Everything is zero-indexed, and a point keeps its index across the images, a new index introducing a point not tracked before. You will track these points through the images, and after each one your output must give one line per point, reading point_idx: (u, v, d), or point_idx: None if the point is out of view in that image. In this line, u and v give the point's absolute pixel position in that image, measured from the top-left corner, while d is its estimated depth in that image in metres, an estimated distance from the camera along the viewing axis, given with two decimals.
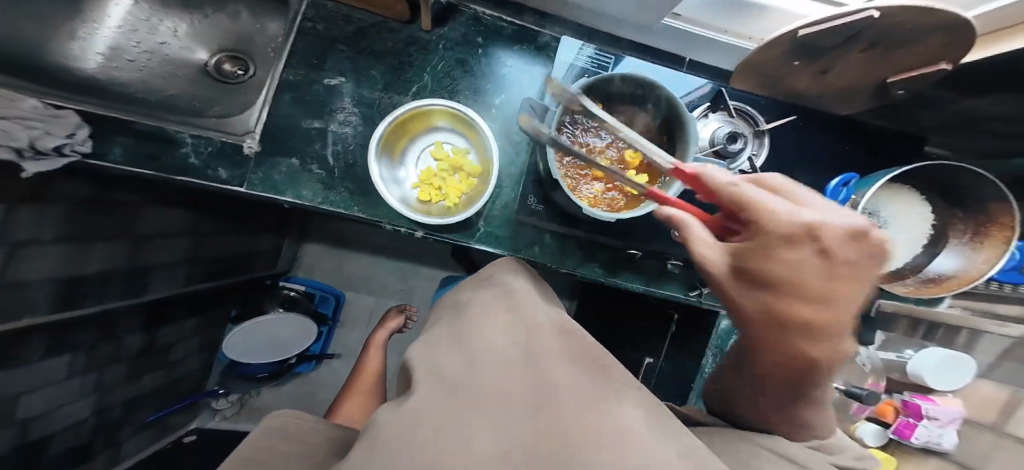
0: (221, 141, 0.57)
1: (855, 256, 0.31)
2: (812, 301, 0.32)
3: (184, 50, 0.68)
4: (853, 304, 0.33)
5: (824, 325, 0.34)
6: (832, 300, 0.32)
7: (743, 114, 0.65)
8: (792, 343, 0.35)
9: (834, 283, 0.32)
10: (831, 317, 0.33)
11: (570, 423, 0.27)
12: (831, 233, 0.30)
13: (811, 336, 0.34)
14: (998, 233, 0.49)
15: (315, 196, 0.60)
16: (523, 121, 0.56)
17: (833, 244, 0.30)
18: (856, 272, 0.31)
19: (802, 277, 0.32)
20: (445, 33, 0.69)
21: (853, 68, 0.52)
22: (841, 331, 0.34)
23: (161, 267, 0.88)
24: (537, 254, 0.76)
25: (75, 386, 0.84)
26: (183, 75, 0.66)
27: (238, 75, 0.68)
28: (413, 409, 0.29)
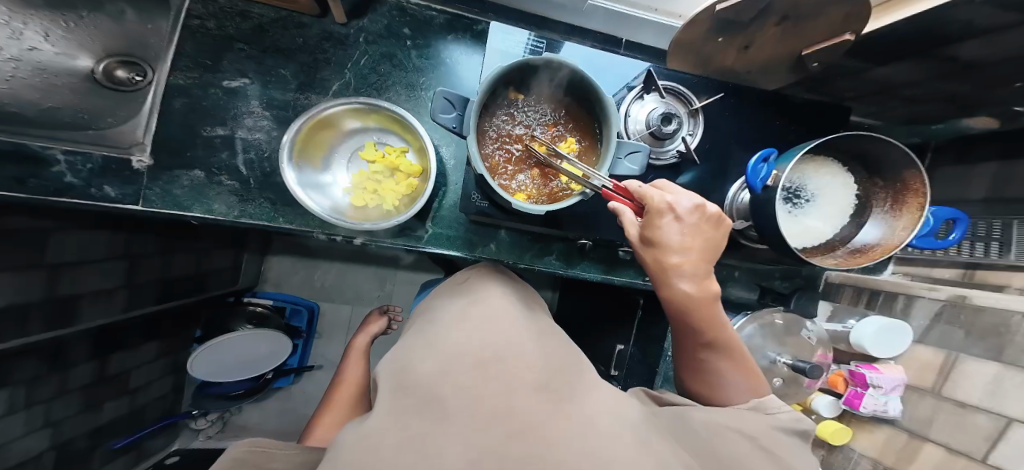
0: (102, 157, 0.52)
1: (694, 220, 0.44)
2: (680, 254, 0.44)
3: (60, 56, 0.62)
4: (704, 253, 0.45)
5: (691, 273, 0.44)
6: (691, 252, 0.44)
7: (676, 94, 0.63)
8: (683, 294, 0.45)
9: (692, 240, 0.44)
10: (693, 265, 0.44)
11: (540, 427, 0.27)
12: (680, 204, 0.44)
13: (687, 284, 0.44)
14: (913, 200, 0.49)
15: (230, 209, 0.56)
16: (438, 113, 0.49)
17: (680, 210, 0.44)
18: (702, 231, 0.45)
19: (670, 237, 0.44)
20: (364, 26, 0.64)
21: (771, 41, 0.51)
22: (704, 277, 0.45)
23: (91, 294, 0.82)
24: (492, 252, 0.74)
25: (21, 423, 0.79)
26: (65, 85, 0.61)
27: (134, 82, 0.63)
28: (374, 432, 0.28)
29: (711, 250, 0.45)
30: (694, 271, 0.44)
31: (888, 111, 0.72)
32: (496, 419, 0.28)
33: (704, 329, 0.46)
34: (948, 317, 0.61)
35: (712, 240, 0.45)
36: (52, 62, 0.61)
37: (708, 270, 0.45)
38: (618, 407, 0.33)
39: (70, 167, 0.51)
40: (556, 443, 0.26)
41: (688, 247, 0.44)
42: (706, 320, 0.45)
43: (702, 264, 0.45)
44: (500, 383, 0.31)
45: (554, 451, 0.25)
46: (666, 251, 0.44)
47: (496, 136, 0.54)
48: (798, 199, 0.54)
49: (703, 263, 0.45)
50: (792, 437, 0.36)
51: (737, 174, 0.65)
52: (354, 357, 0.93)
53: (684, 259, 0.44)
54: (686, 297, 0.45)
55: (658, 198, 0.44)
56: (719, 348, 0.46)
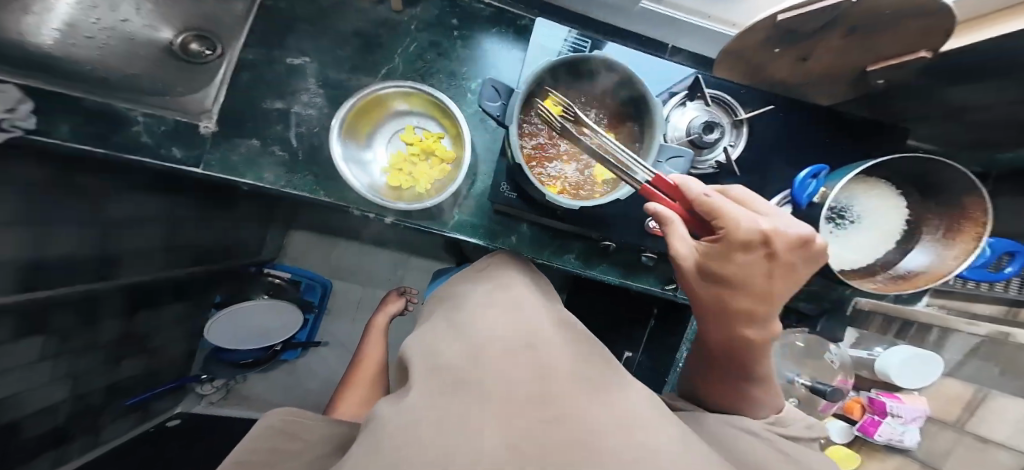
0: (174, 120, 0.56)
1: (784, 259, 0.35)
2: (753, 294, 0.37)
3: (146, 29, 0.62)
4: (780, 292, 0.38)
5: (760, 314, 0.38)
6: (768, 292, 0.37)
7: (721, 102, 0.63)
8: (736, 328, 0.40)
9: (773, 279, 0.36)
10: (766, 307, 0.38)
11: (578, 415, 0.27)
12: (778, 240, 0.34)
13: (751, 323, 0.39)
14: (969, 229, 0.49)
15: (278, 179, 0.58)
16: (485, 101, 0.50)
17: (775, 249, 0.34)
18: (790, 270, 0.36)
19: (749, 274, 0.36)
20: (417, 14, 0.66)
21: (831, 55, 0.51)
22: (771, 317, 0.39)
23: (133, 251, 0.86)
24: (513, 243, 0.73)
25: (47, 371, 0.82)
26: (146, 56, 0.62)
27: (206, 56, 0.64)
28: (410, 407, 0.28)
29: (790, 291, 0.38)
30: (765, 313, 0.38)
31: (942, 134, 0.69)
32: (534, 404, 0.28)
33: (750, 363, 0.43)
34: (986, 353, 0.60)
35: (796, 279, 0.37)
36: (140, 34, 0.62)
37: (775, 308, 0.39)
38: (647, 399, 0.34)
39: (147, 127, 0.55)
40: (598, 431, 0.26)
41: (763, 285, 0.36)
42: (756, 356, 0.42)
43: (774, 305, 0.38)
44: (532, 373, 0.32)
45: (594, 437, 0.25)
46: (733, 289, 0.37)
47: (538, 130, 0.56)
48: (842, 219, 0.54)
49: (777, 302, 0.38)
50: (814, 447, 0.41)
51: (777, 188, 0.64)
52: (376, 336, 0.96)
53: (749, 294, 0.37)
54: (741, 334, 0.40)
55: (749, 226, 0.34)
56: (761, 376, 0.44)
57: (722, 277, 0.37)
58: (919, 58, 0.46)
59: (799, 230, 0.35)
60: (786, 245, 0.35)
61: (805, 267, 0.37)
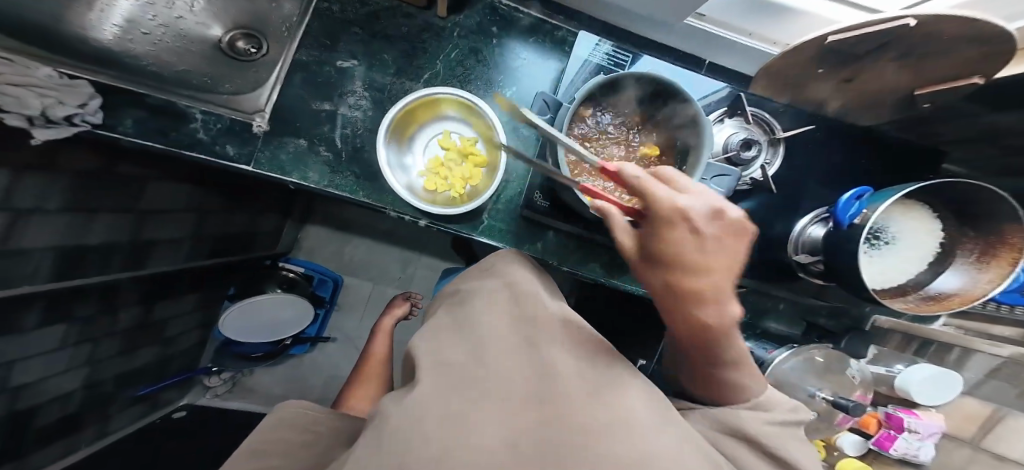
0: (230, 118, 0.57)
1: (714, 230, 0.33)
2: (691, 275, 0.33)
3: (199, 26, 0.65)
4: (720, 271, 0.34)
5: (709, 295, 0.34)
6: (708, 271, 0.33)
7: (759, 119, 0.64)
8: (690, 317, 0.35)
9: (708, 257, 0.33)
10: (715, 285, 0.33)
11: (568, 413, 0.28)
12: (697, 213, 0.33)
13: (705, 308, 0.34)
14: (1005, 255, 0.51)
15: (321, 179, 0.59)
16: (535, 114, 0.51)
17: (694, 219, 0.32)
18: (722, 244, 0.33)
19: (676, 251, 0.33)
20: (462, 21, 0.67)
21: (878, 77, 0.53)
22: (725, 297, 0.34)
23: (165, 242, 0.87)
24: (539, 250, 0.73)
25: (66, 358, 0.82)
26: (197, 51, 0.64)
27: (250, 53, 0.65)
28: (420, 403, 0.28)
29: (734, 267, 0.34)
30: (715, 295, 0.34)
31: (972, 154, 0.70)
32: (535, 407, 0.29)
33: (717, 352, 0.38)
34: (1006, 375, 0.61)
35: (736, 258, 0.34)
36: (192, 31, 0.65)
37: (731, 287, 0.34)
38: (644, 393, 0.34)
39: (204, 124, 0.56)
40: (592, 430, 0.27)
41: (707, 265, 0.33)
42: (719, 343, 0.37)
43: (723, 285, 0.34)
44: (530, 373, 0.32)
45: (587, 439, 0.26)
46: (673, 270, 0.34)
47: (584, 144, 0.57)
48: (878, 240, 0.56)
49: (724, 281, 0.34)
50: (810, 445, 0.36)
51: (809, 206, 0.65)
52: (382, 336, 0.93)
53: (692, 273, 0.33)
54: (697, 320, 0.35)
55: (667, 201, 0.33)
56: (734, 363, 0.39)
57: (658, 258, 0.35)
58: (972, 84, 0.47)
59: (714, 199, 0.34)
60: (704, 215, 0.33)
61: (740, 242, 0.34)
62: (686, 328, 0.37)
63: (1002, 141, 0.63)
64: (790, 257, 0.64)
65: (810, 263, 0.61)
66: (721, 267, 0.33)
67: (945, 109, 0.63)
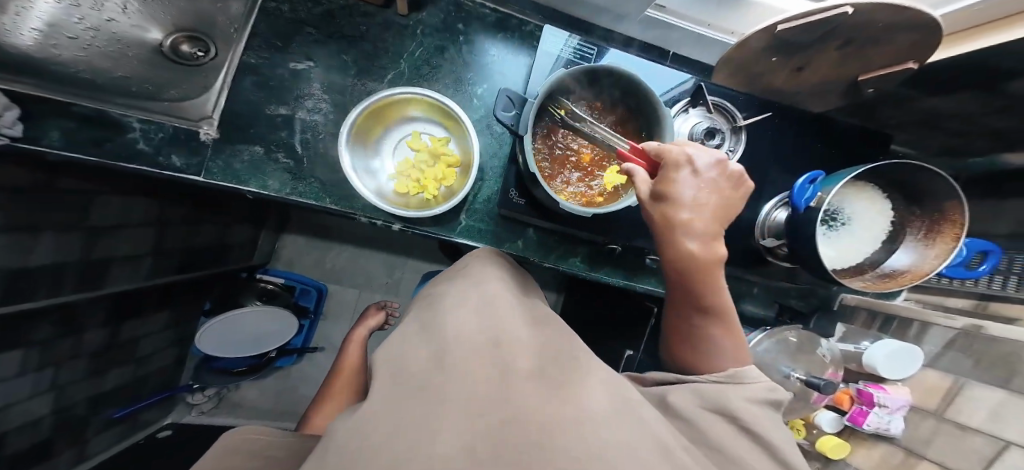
0: (174, 127, 0.55)
1: (713, 178, 0.41)
2: (692, 209, 0.40)
3: (135, 29, 0.62)
4: (710, 208, 0.40)
5: (700, 231, 0.40)
6: (703, 207, 0.40)
7: (721, 109, 0.65)
8: (691, 250, 0.40)
9: (701, 193, 0.40)
10: (705, 223, 0.40)
11: (526, 413, 0.28)
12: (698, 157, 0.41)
13: (693, 242, 0.40)
14: (948, 231, 0.53)
15: (283, 187, 0.58)
16: (499, 111, 0.50)
17: (700, 166, 0.40)
18: (720, 185, 0.41)
19: (682, 188, 0.40)
20: (424, 19, 0.66)
21: (826, 64, 0.54)
22: (714, 237, 0.41)
23: (121, 259, 0.83)
24: (519, 248, 0.72)
25: (29, 385, 0.79)
26: (135, 57, 0.62)
27: (197, 57, 0.63)
28: (373, 418, 0.28)
29: (724, 209, 0.41)
30: (704, 230, 0.40)
31: (925, 132, 0.73)
32: (495, 404, 0.28)
33: (703, 297, 0.42)
34: (961, 346, 0.64)
35: (725, 202, 0.41)
36: (127, 34, 0.62)
37: (718, 228, 0.41)
38: (609, 387, 0.34)
39: (144, 134, 0.53)
40: (554, 426, 0.27)
41: (699, 201, 0.40)
42: (708, 284, 0.41)
43: (714, 226, 0.41)
44: (492, 371, 0.32)
45: (543, 437, 0.26)
46: (673, 203, 0.40)
47: (552, 137, 0.57)
48: (835, 221, 0.57)
49: (715, 222, 0.41)
50: (767, 408, 0.34)
51: (773, 191, 0.67)
52: (353, 347, 0.90)
53: (685, 207, 0.40)
54: (689, 257, 0.40)
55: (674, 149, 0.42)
56: (715, 316, 0.42)
57: (665, 193, 0.41)
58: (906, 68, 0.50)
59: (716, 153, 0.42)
60: (711, 164, 0.41)
61: (730, 191, 0.42)
62: (679, 268, 0.41)
63: (950, 120, 0.66)
64: (758, 241, 0.66)
65: (775, 247, 0.63)
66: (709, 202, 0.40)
67: (896, 93, 0.65)
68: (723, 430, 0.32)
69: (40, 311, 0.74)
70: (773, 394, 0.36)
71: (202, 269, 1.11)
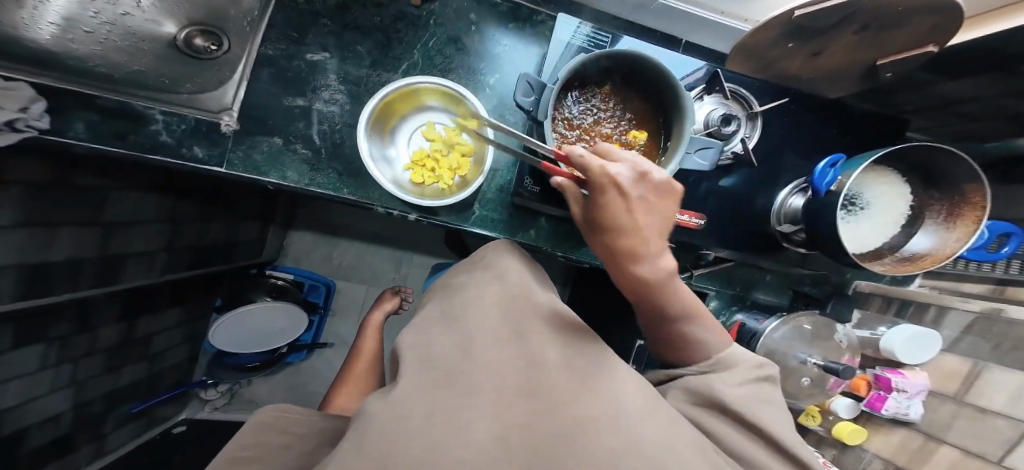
0: (195, 119, 0.55)
1: (639, 191, 0.38)
2: (625, 233, 0.38)
3: (149, 23, 0.62)
4: (648, 228, 0.39)
5: (644, 254, 0.39)
6: (638, 230, 0.38)
7: (737, 96, 0.64)
8: (627, 271, 0.41)
9: (634, 216, 0.38)
10: (646, 244, 0.39)
11: (561, 404, 0.29)
12: (623, 177, 0.36)
13: (642, 265, 0.40)
14: (969, 214, 0.53)
15: (302, 178, 0.58)
16: (518, 96, 0.50)
17: (627, 184, 0.36)
18: (645, 201, 0.38)
19: (609, 214, 0.38)
20: (436, 9, 0.65)
21: (842, 51, 0.54)
22: (656, 255, 0.40)
23: (135, 255, 0.84)
24: (531, 237, 0.73)
25: (49, 379, 0.80)
26: (150, 50, 0.62)
27: (211, 51, 0.63)
28: (403, 398, 0.28)
29: (659, 221, 0.39)
30: (646, 253, 0.39)
31: (941, 119, 0.72)
32: (522, 396, 0.29)
33: (656, 311, 0.43)
34: (980, 331, 0.63)
35: (658, 212, 0.39)
36: (142, 29, 0.61)
37: (655, 241, 0.39)
38: (632, 385, 0.34)
39: (167, 126, 0.54)
40: (585, 424, 0.28)
41: (637, 227, 0.38)
42: (664, 296, 0.42)
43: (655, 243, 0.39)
44: (521, 365, 0.33)
45: (574, 427, 0.27)
46: (615, 233, 0.39)
47: (569, 124, 0.56)
48: (854, 206, 0.57)
49: (650, 236, 0.39)
50: (750, 391, 0.38)
51: (788, 178, 0.67)
52: (370, 332, 0.89)
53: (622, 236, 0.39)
54: (640, 280, 0.41)
55: (599, 169, 0.36)
56: (683, 316, 0.43)
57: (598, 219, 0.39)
58: (927, 52, 0.49)
59: (639, 166, 0.37)
60: (631, 179, 0.37)
61: (662, 199, 0.39)
62: (634, 289, 0.42)
63: (965, 106, 0.66)
64: (773, 228, 0.66)
65: (792, 233, 0.63)
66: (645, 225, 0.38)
67: (914, 79, 0.65)
68: (721, 427, 0.35)
69: (58, 306, 0.75)
70: (758, 371, 0.41)
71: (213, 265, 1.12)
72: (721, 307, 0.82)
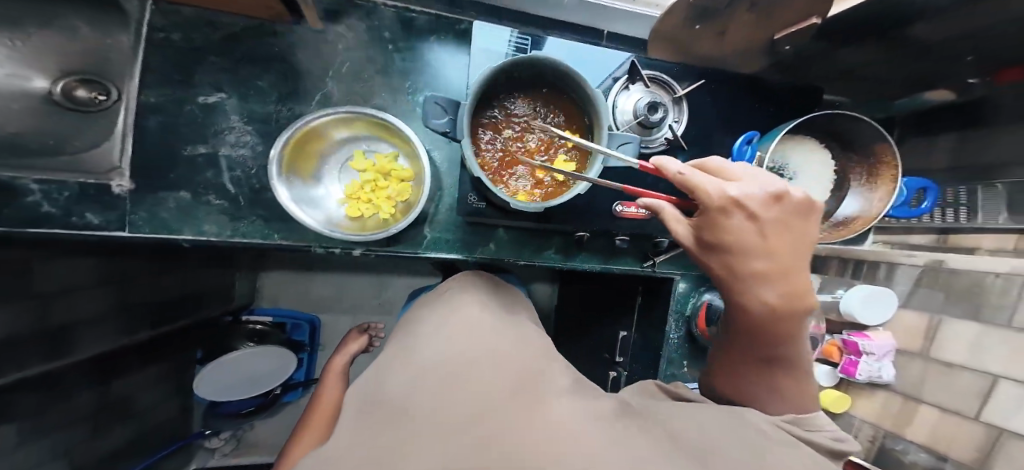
0: (79, 183, 0.52)
1: (775, 205, 0.36)
2: (756, 247, 0.37)
3: (12, 78, 0.58)
4: (779, 249, 0.37)
5: (768, 273, 0.37)
6: (768, 247, 0.37)
7: (659, 82, 0.63)
8: (792, 290, 0.38)
9: (766, 232, 0.36)
10: (770, 266, 0.37)
11: (507, 431, 0.26)
12: (755, 194, 0.36)
13: (761, 284, 0.38)
14: (886, 172, 0.53)
15: (222, 229, 0.57)
16: (429, 121, 0.43)
17: (756, 198, 0.36)
18: (784, 219, 0.37)
19: (740, 229, 0.36)
20: (342, 32, 0.60)
21: (742, 27, 0.55)
22: (782, 277, 0.38)
23: (84, 323, 0.81)
24: (492, 251, 0.71)
25: (31, 453, 0.77)
26: (21, 110, 0.58)
27: (98, 101, 0.62)
28: (332, 456, 0.26)
29: (794, 245, 0.37)
30: (773, 271, 0.37)
31: (855, 89, 0.73)
32: (465, 425, 0.26)
33: (769, 336, 0.42)
34: (928, 283, 0.63)
35: (795, 232, 0.37)
36: (5, 84, 0.57)
37: (783, 265, 0.37)
38: (577, 405, 0.31)
39: (46, 196, 0.50)
40: (525, 445, 0.24)
41: (767, 243, 0.36)
42: (783, 325, 0.40)
43: (792, 264, 0.37)
44: (473, 391, 0.31)
45: (520, 450, 0.24)
46: (733, 245, 0.37)
47: (492, 136, 0.50)
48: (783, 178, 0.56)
49: (785, 257, 0.37)
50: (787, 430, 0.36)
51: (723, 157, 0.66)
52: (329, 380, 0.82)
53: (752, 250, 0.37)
54: (763, 304, 0.38)
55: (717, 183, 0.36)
56: (782, 357, 0.43)
57: (769, 239, 0.36)
58: (811, 24, 0.49)
59: (771, 185, 0.37)
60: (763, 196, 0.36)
61: (797, 220, 0.37)
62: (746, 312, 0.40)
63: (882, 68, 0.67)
64: None
65: None
66: (773, 242, 0.36)
67: (821, 56, 0.62)
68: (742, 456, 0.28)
69: (21, 383, 0.71)
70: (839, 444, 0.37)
71: (175, 322, 1.10)
72: (688, 289, 0.81)
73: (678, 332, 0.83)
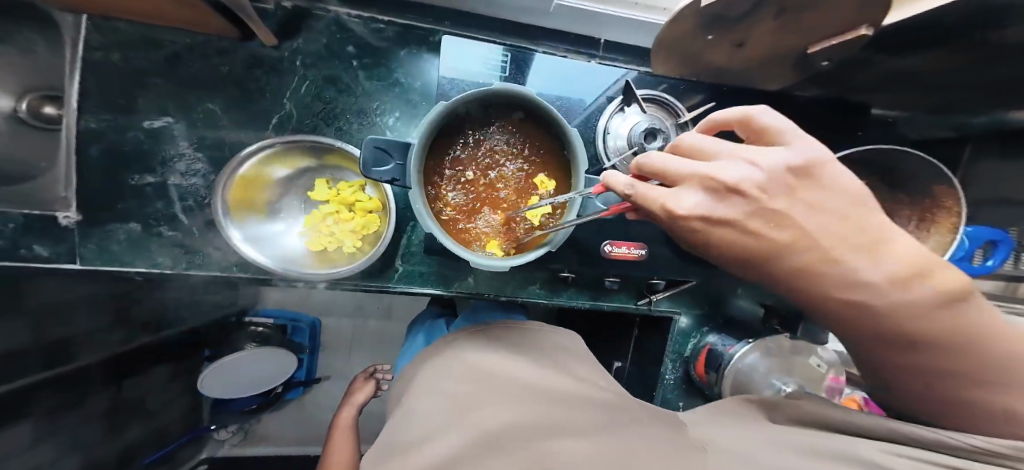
0: (24, 215, 0.49)
1: (747, 201, 0.26)
2: (784, 253, 0.28)
3: None
4: (823, 236, 0.27)
5: (850, 263, 0.27)
6: (783, 245, 0.27)
7: (659, 102, 0.56)
8: (880, 289, 0.27)
9: (763, 233, 0.27)
10: (848, 252, 0.26)
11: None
12: (703, 200, 0.27)
13: (842, 282, 0.27)
14: (944, 219, 0.45)
15: (177, 262, 0.53)
16: (371, 170, 0.38)
17: (710, 205, 0.27)
18: (775, 209, 0.27)
19: (729, 245, 0.28)
20: (300, 47, 0.56)
21: (765, 38, 0.44)
22: (862, 270, 0.26)
23: (83, 334, 0.78)
24: (470, 286, 0.64)
25: (51, 449, 0.76)
26: None
27: None
28: None
29: (829, 226, 0.27)
30: (837, 267, 0.27)
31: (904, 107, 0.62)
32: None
33: (899, 346, 0.30)
34: None
35: (808, 210, 0.27)
36: None
37: (849, 253, 0.26)
38: (588, 446, 0.33)
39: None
40: None
41: (783, 241, 0.27)
42: (904, 336, 0.29)
43: (851, 246, 0.27)
44: (478, 445, 0.33)
45: None
46: (760, 252, 0.28)
47: (452, 175, 0.43)
48: None
49: (831, 245, 0.27)
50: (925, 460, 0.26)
51: None
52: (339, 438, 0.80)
53: (779, 256, 0.28)
54: (869, 307, 0.28)
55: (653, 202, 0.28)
56: (962, 358, 0.28)
57: (771, 237, 0.27)
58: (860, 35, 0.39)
59: (725, 176, 0.26)
60: (723, 196, 0.27)
61: (795, 198, 0.27)
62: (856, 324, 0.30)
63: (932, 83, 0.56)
64: None
65: None
66: (777, 239, 0.27)
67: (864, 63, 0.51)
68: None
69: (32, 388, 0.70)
70: None
71: (185, 323, 1.06)
72: (689, 327, 0.73)
73: (675, 372, 0.76)
